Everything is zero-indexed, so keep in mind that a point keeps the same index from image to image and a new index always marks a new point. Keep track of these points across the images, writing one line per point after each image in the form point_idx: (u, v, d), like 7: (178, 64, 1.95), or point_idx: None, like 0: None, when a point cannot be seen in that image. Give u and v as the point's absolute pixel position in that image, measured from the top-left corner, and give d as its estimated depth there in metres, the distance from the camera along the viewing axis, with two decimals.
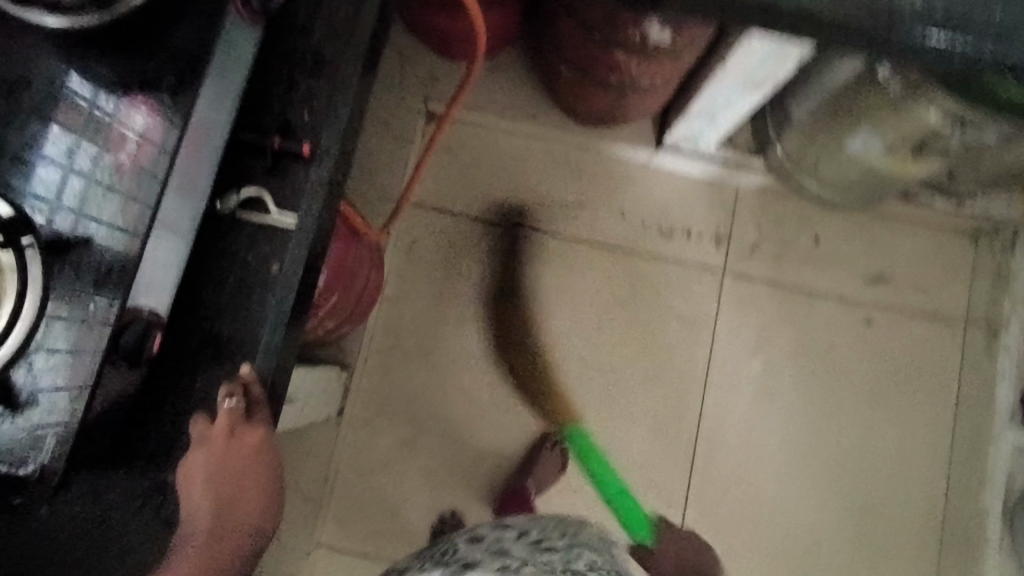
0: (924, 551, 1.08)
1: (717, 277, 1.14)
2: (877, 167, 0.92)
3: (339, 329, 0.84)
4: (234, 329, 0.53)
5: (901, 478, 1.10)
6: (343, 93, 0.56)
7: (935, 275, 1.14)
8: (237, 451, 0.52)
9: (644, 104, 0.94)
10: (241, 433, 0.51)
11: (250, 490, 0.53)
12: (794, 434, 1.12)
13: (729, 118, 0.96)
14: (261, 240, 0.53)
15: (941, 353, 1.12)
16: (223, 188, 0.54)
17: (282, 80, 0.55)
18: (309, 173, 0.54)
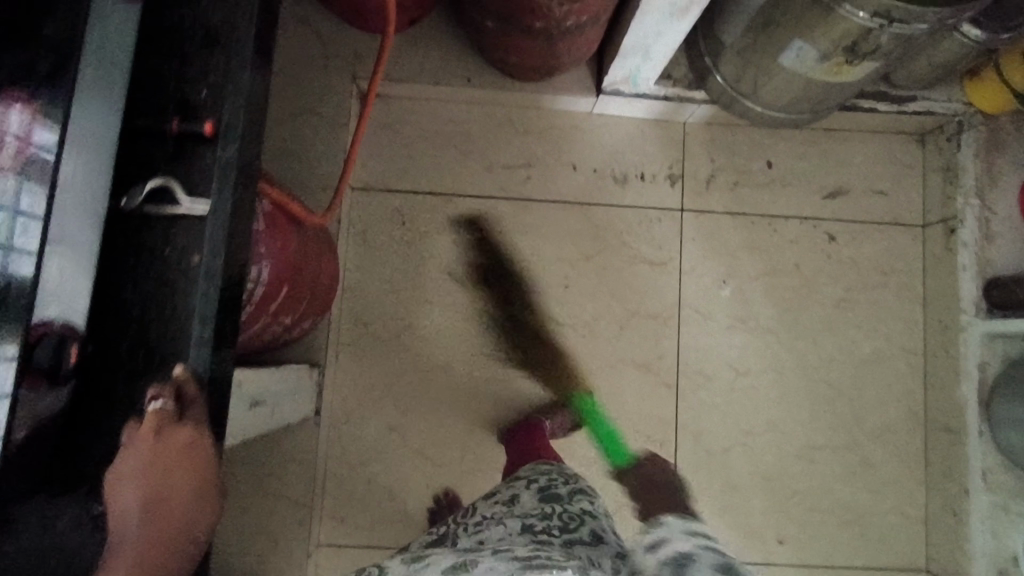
0: (910, 448, 1.11)
1: (677, 216, 1.14)
2: (815, 78, 0.87)
3: (299, 324, 0.85)
4: (160, 332, 0.46)
5: (880, 383, 1.13)
6: (242, 60, 0.49)
7: (888, 180, 1.16)
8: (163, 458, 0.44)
9: (575, 47, 0.91)
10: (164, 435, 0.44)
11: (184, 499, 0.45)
12: (774, 358, 1.13)
13: (663, 51, 0.94)
14: (177, 233, 0.47)
15: (903, 255, 1.15)
16: (126, 183, 0.48)
17: (174, 53, 0.49)
18: (217, 154, 0.48)
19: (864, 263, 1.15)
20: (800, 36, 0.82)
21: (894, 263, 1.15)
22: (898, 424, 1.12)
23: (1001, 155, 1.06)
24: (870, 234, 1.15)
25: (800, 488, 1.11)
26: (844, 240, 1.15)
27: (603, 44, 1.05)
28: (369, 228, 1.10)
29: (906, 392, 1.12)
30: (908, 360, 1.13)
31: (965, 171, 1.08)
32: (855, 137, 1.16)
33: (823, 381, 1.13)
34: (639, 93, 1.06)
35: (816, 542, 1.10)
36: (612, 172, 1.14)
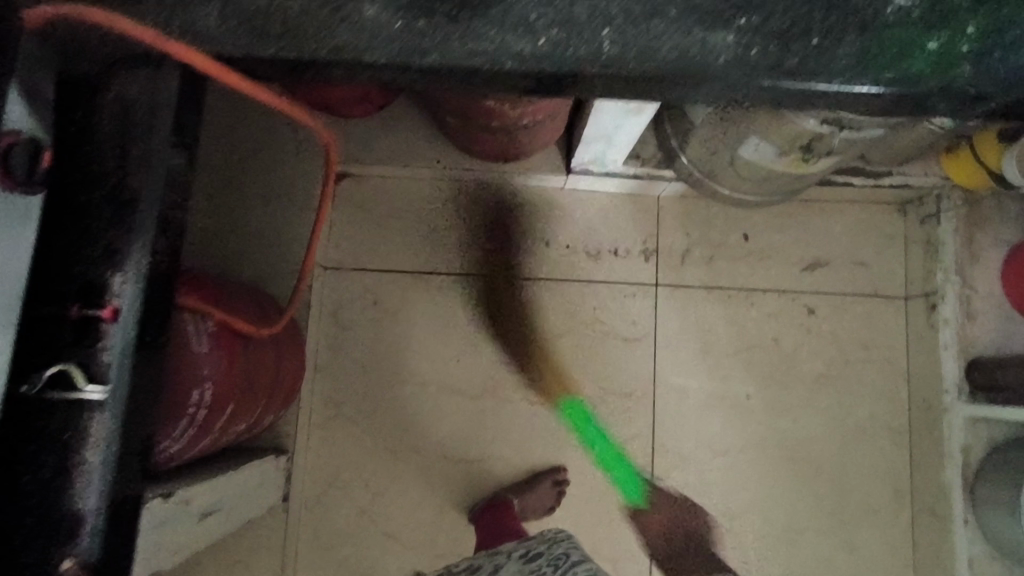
0: (896, 531, 1.08)
1: (652, 290, 1.13)
2: (777, 169, 0.86)
3: (261, 417, 0.85)
4: (52, 522, 0.44)
5: (863, 462, 1.10)
6: (145, 233, 0.47)
7: (869, 252, 1.13)
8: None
9: (537, 138, 0.92)
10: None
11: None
12: (753, 436, 1.10)
13: (625, 139, 0.94)
14: (71, 418, 0.45)
15: (885, 329, 1.12)
16: (21, 366, 0.45)
17: (73, 227, 0.46)
18: (113, 338, 0.46)
19: (845, 337, 1.12)
20: (756, 133, 0.81)
21: (876, 337, 1.12)
22: (883, 504, 1.08)
23: (981, 231, 1.05)
24: (852, 307, 1.13)
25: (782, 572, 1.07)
26: (824, 313, 1.13)
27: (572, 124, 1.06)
28: (341, 308, 1.11)
29: (891, 471, 1.09)
30: (893, 437, 1.10)
31: (946, 246, 1.06)
32: (834, 208, 1.14)
33: (805, 459, 1.10)
34: (609, 173, 1.06)
35: None
36: (585, 247, 1.13)
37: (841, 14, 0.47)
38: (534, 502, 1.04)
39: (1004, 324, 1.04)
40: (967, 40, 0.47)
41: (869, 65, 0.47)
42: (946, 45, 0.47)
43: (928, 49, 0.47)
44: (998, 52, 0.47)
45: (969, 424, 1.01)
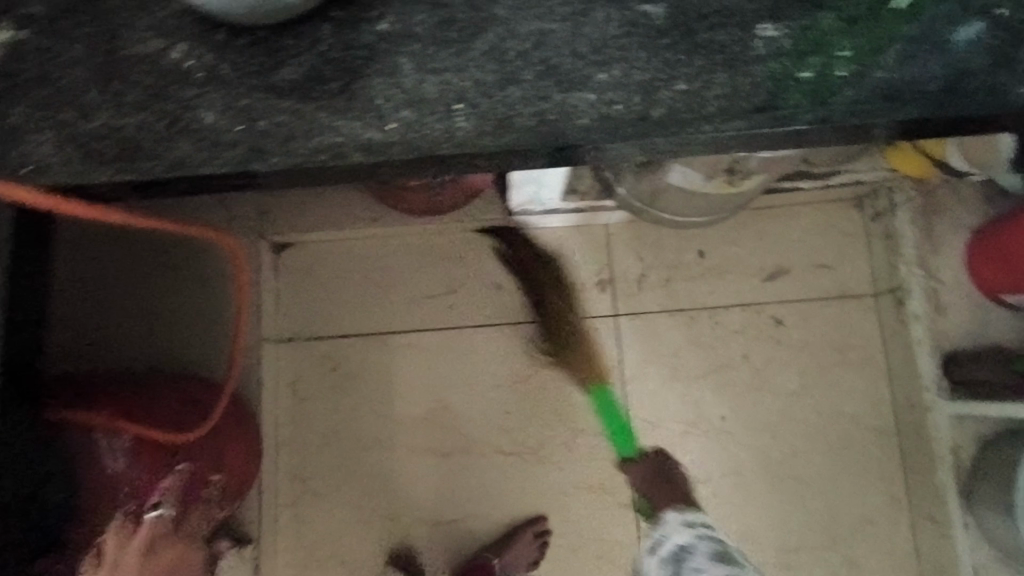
0: (897, 539, 1.03)
1: (611, 321, 1.10)
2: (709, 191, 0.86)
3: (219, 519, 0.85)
4: None
5: (853, 471, 1.05)
6: None
7: (830, 252, 1.10)
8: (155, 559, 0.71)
9: (464, 188, 0.91)
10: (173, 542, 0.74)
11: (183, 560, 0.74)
12: (735, 459, 1.06)
13: (554, 178, 0.94)
14: None
15: (857, 330, 1.08)
16: None
17: None
18: None
19: (817, 344, 1.08)
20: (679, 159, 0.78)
21: (849, 339, 1.08)
22: (880, 514, 1.04)
23: (937, 219, 1.02)
24: (819, 312, 1.09)
25: None
26: (792, 322, 1.09)
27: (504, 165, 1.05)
28: (297, 379, 1.08)
29: (883, 478, 1.05)
30: (880, 442, 1.06)
31: (905, 238, 1.02)
32: (787, 212, 1.10)
33: (791, 477, 1.06)
34: (549, 210, 1.05)
35: None
36: (537, 286, 1.10)
37: (709, 55, 0.46)
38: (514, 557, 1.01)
39: (973, 310, 1.00)
40: (843, 67, 0.46)
41: (746, 103, 0.46)
42: (821, 76, 0.46)
43: (794, 81, 0.46)
44: (873, 78, 0.46)
45: (953, 421, 0.97)
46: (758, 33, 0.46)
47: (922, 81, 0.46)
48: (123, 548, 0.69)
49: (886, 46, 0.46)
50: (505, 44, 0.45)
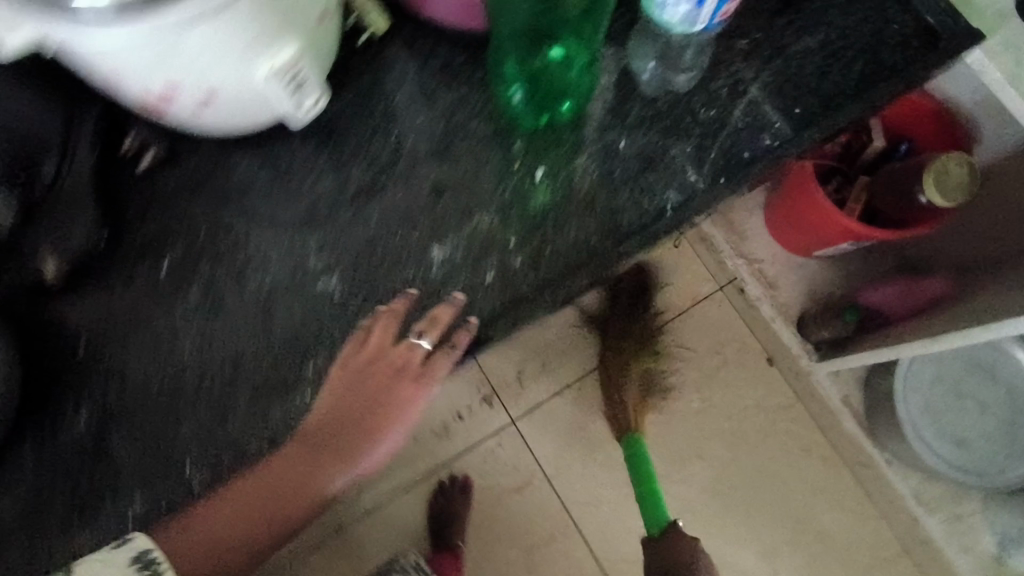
0: (845, 489, 1.08)
1: (513, 429, 1.11)
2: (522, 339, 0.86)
3: None
4: None
5: (780, 449, 1.10)
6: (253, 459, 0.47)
7: (667, 271, 1.15)
8: (371, 373, 0.45)
9: None
10: (399, 383, 0.46)
11: (407, 417, 0.47)
12: (680, 497, 1.09)
13: None
14: None
15: (723, 326, 1.14)
16: None
17: None
18: None
19: (697, 357, 1.13)
20: None
21: (720, 337, 1.14)
22: (822, 477, 1.09)
23: (734, 212, 1.06)
24: (685, 328, 1.14)
25: None
26: (666, 347, 1.14)
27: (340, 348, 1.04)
28: None
29: (809, 445, 1.10)
30: (791, 415, 1.11)
31: (715, 239, 1.08)
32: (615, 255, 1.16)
33: (734, 486, 1.09)
34: None
35: None
36: (433, 430, 1.11)
37: (398, 298, 0.46)
38: None
39: (805, 273, 1.04)
40: (517, 256, 0.47)
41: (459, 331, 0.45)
42: (501, 276, 0.47)
43: (480, 290, 0.47)
44: (549, 255, 0.47)
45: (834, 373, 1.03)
46: (429, 260, 0.47)
47: (591, 237, 0.47)
48: (387, 355, 0.45)
49: (548, 221, 0.48)
50: (208, 380, 0.46)
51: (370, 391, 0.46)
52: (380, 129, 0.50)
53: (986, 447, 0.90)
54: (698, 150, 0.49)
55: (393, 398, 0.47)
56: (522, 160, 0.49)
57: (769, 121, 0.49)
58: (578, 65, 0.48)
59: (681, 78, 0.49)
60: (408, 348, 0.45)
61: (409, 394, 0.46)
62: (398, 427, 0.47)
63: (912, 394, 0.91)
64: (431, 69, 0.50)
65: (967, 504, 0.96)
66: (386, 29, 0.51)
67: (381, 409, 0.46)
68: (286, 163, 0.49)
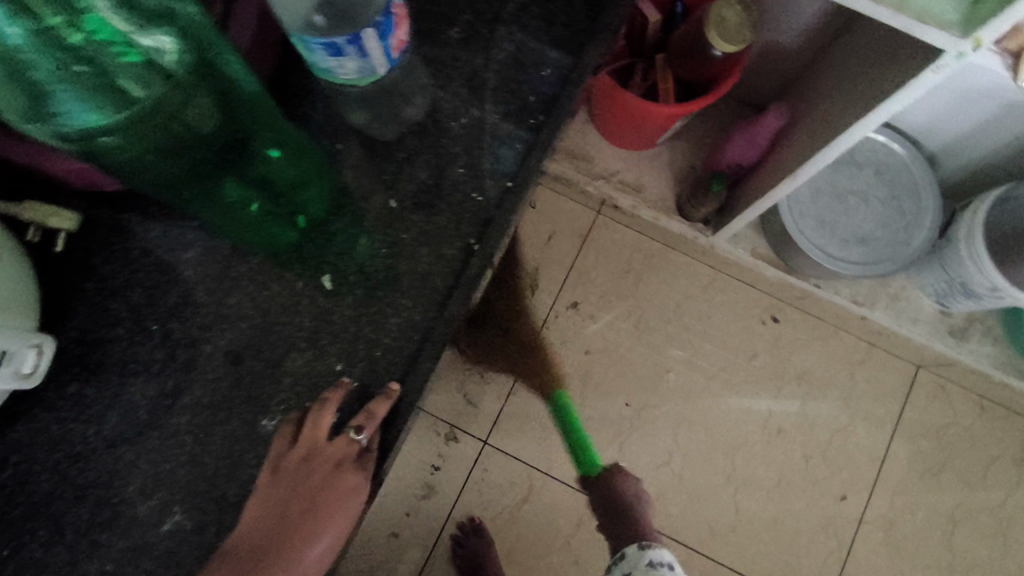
0: (800, 323, 1.10)
1: (490, 448, 1.07)
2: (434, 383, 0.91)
3: None
4: None
5: (729, 323, 1.10)
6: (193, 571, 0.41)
7: (544, 224, 1.13)
8: (310, 472, 0.41)
9: None
10: (342, 474, 0.42)
11: (345, 513, 0.42)
12: (667, 418, 1.08)
13: None
14: None
15: (620, 244, 1.13)
16: None
17: None
18: None
19: (613, 286, 1.12)
20: None
21: (623, 256, 1.13)
22: (774, 326, 1.10)
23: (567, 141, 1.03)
24: (587, 266, 1.12)
25: (798, 451, 1.07)
26: (581, 292, 1.11)
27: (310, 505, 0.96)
28: None
29: (750, 304, 1.11)
30: (719, 288, 1.11)
31: (566, 174, 1.05)
32: None
33: (707, 378, 1.09)
34: None
35: (856, 462, 1.07)
36: (416, 497, 1.05)
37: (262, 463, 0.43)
38: None
39: (661, 161, 1.02)
40: (352, 375, 0.44)
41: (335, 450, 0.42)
42: (349, 405, 0.44)
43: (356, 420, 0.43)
44: (384, 355, 0.44)
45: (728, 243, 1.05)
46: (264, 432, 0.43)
47: (414, 313, 0.45)
48: (319, 446, 0.42)
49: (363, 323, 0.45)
50: None
51: (310, 489, 0.41)
52: (136, 331, 0.44)
53: (889, 232, 0.90)
54: (460, 174, 0.48)
55: (332, 496, 0.42)
56: (301, 277, 0.45)
57: (517, 108, 0.49)
58: (298, 157, 0.45)
59: (407, 116, 0.48)
60: (344, 444, 0.42)
61: (350, 484, 0.42)
62: (328, 531, 0.41)
63: (801, 219, 0.90)
64: (165, 239, 0.46)
65: (898, 283, 0.99)
66: (86, 219, 0.46)
67: (322, 507, 0.42)
68: (56, 423, 0.42)
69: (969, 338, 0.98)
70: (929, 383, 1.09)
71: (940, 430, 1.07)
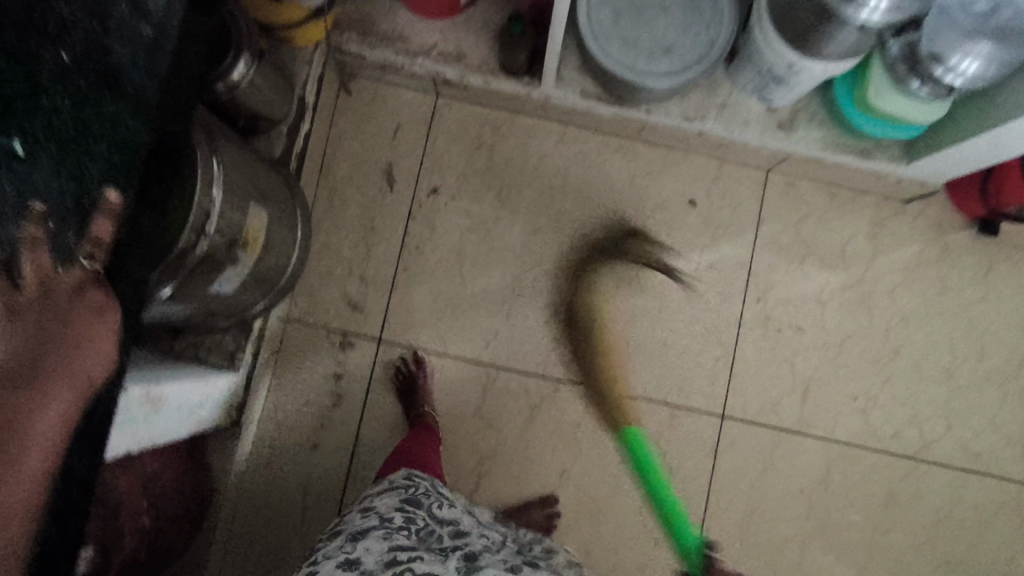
0: (651, 156, 1.14)
1: (385, 344, 1.10)
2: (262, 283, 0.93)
3: None
4: None
5: (585, 172, 1.14)
6: None
7: (385, 119, 1.13)
8: (51, 301, 0.46)
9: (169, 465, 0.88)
10: (85, 293, 0.47)
11: (106, 323, 0.47)
12: (546, 275, 1.12)
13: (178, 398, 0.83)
14: None
15: (465, 121, 1.14)
16: None
17: None
18: None
19: (468, 163, 1.13)
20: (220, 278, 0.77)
21: (471, 132, 1.14)
22: (627, 164, 1.14)
23: (377, 27, 1.02)
24: (438, 150, 1.13)
25: (673, 275, 1.13)
26: (439, 177, 1.13)
27: (217, 434, 1.00)
28: None
29: (602, 149, 1.14)
30: (569, 141, 1.14)
31: (388, 59, 1.04)
32: (335, 147, 1.13)
33: (575, 229, 1.13)
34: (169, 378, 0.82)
35: (726, 273, 1.13)
36: (326, 407, 1.09)
37: None
38: (541, 476, 1.09)
39: (476, 24, 1.02)
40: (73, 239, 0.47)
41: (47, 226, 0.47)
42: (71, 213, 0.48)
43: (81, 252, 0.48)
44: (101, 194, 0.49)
45: (556, 96, 1.05)
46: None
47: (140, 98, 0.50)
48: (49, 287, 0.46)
49: (73, 172, 0.48)
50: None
51: (59, 313, 0.46)
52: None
53: (693, 37, 0.92)
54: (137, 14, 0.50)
55: (79, 312, 0.46)
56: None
57: None
58: None
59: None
60: (77, 271, 0.47)
61: (95, 295, 0.47)
62: (92, 346, 0.46)
63: (606, 43, 0.91)
64: None
65: (723, 91, 1.02)
66: None
67: (70, 326, 0.45)
68: None
69: (797, 126, 1.02)
70: (781, 182, 1.14)
71: (798, 225, 1.14)
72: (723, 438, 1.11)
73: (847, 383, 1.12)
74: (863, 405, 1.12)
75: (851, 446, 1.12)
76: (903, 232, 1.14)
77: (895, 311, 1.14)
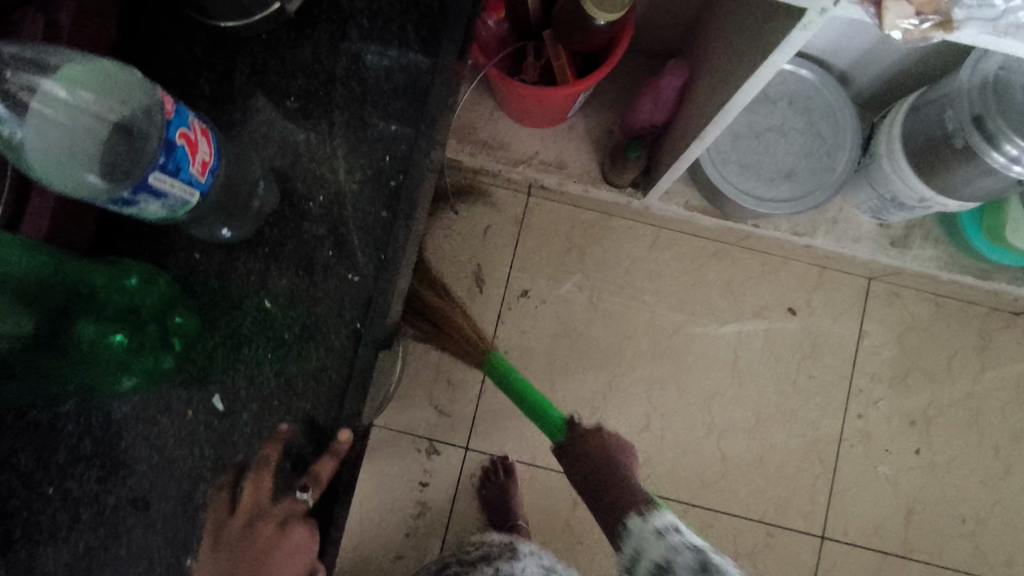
0: (747, 261, 1.10)
1: (472, 452, 1.07)
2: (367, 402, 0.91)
3: None
4: None
5: (679, 277, 1.10)
6: None
7: (474, 219, 1.11)
8: (253, 535, 0.45)
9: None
10: (289, 531, 0.45)
11: (296, 566, 0.45)
12: (639, 383, 1.09)
13: None
14: None
15: (557, 223, 1.11)
16: None
17: None
18: None
19: (558, 266, 1.11)
20: None
21: (563, 234, 1.11)
22: (723, 270, 1.11)
23: (477, 134, 1.00)
24: (528, 251, 1.11)
25: (770, 385, 1.09)
26: (529, 279, 1.10)
27: None
28: None
29: (697, 253, 1.11)
30: (663, 245, 1.11)
31: (486, 165, 1.02)
32: (424, 248, 1.10)
33: (669, 336, 1.10)
34: None
35: (825, 385, 1.09)
36: (411, 517, 1.05)
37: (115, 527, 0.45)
38: None
39: (579, 135, 1.00)
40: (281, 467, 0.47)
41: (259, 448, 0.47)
42: (308, 444, 0.47)
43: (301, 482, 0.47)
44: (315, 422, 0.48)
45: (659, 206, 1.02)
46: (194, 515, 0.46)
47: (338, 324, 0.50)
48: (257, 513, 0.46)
49: (285, 404, 0.48)
50: None
51: (251, 553, 0.45)
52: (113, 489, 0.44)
53: (814, 161, 0.89)
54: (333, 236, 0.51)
55: (280, 555, 0.45)
56: (192, 405, 0.47)
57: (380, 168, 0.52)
58: (155, 281, 0.48)
59: (282, 229, 0.51)
60: (289, 502, 0.46)
61: (297, 534, 0.45)
62: None
63: (724, 167, 0.89)
64: None
65: (834, 207, 0.98)
66: None
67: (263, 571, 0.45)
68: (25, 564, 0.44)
69: (911, 244, 0.98)
70: (883, 291, 1.10)
71: (901, 337, 1.09)
72: (823, 561, 1.05)
73: (955, 505, 1.07)
74: (971, 528, 1.07)
75: (959, 572, 1.06)
76: (1012, 346, 1.09)
77: (1004, 428, 1.08)
